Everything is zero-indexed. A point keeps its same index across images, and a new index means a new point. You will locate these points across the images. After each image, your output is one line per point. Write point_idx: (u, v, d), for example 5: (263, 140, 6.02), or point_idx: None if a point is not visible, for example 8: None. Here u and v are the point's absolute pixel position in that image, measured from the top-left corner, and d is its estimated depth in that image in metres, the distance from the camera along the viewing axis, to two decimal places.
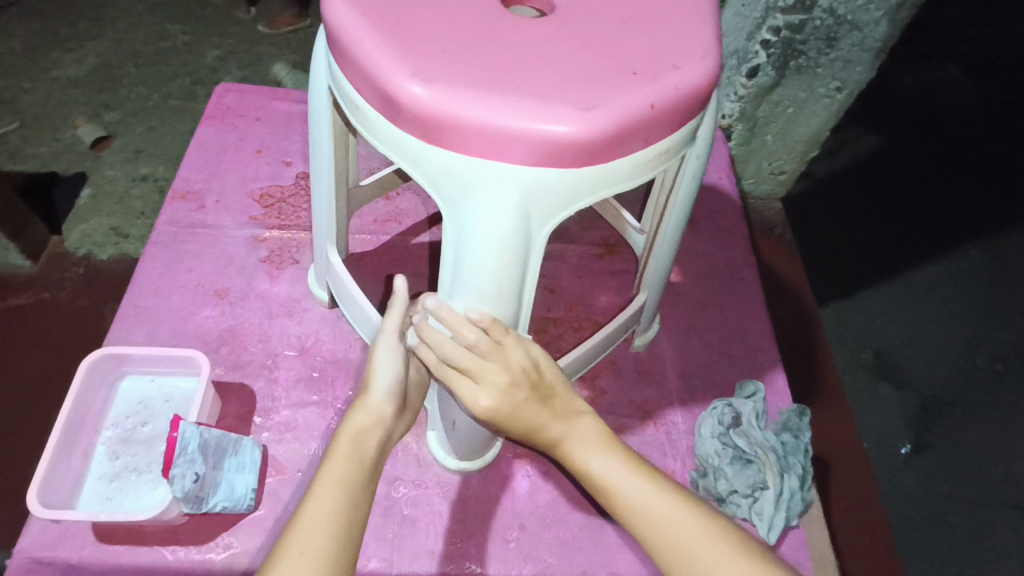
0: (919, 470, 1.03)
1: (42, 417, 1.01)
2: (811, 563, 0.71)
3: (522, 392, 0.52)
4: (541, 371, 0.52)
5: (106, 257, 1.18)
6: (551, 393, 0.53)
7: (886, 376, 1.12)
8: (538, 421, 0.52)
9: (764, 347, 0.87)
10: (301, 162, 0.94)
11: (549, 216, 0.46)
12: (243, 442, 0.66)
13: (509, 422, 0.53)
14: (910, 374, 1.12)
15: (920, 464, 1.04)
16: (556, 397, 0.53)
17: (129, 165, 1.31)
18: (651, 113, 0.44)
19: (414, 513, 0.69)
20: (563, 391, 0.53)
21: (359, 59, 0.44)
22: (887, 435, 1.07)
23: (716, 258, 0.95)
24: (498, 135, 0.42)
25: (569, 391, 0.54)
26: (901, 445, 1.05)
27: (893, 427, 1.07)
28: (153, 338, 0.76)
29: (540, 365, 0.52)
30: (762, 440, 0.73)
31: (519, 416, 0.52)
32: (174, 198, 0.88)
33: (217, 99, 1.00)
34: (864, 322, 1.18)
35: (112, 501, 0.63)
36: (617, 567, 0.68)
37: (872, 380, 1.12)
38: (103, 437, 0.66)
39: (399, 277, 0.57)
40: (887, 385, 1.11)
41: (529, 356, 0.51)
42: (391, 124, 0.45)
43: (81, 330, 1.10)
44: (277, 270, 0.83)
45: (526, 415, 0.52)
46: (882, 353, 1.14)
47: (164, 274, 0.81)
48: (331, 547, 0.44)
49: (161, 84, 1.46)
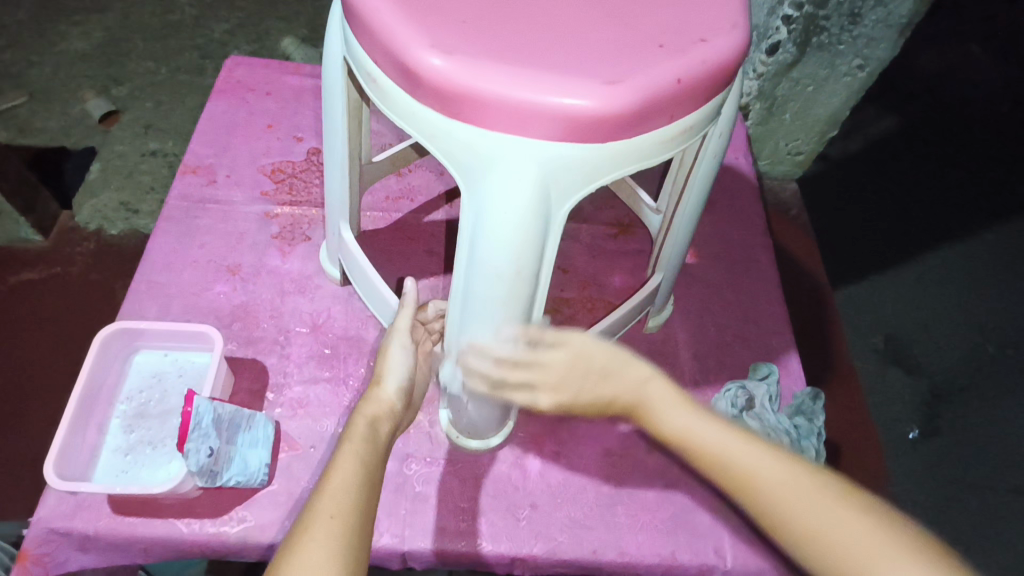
0: (926, 454, 1.03)
1: (54, 388, 1.02)
2: None
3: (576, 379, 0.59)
4: (588, 355, 0.58)
5: (116, 233, 1.18)
6: (608, 371, 0.58)
7: (896, 361, 1.11)
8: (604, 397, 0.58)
9: (779, 329, 0.86)
10: (312, 137, 0.93)
11: (569, 193, 0.44)
12: (256, 417, 0.66)
13: (577, 407, 0.59)
14: (921, 359, 1.11)
15: (927, 448, 1.04)
16: (614, 372, 0.58)
17: (139, 139, 1.30)
18: (677, 88, 0.42)
19: (427, 490, 0.69)
20: (618, 365, 0.58)
21: (377, 30, 0.43)
22: (896, 422, 1.06)
23: (731, 239, 0.94)
24: (518, 108, 0.40)
25: (626, 360, 0.58)
26: (908, 430, 1.05)
27: (901, 411, 1.07)
28: (165, 313, 0.75)
29: (585, 351, 0.58)
30: (774, 423, 0.73)
31: (584, 400, 0.59)
32: (185, 172, 0.87)
33: (227, 73, 0.99)
34: (876, 308, 1.16)
35: (128, 474, 0.63)
36: (628, 547, 0.68)
37: (883, 364, 1.11)
38: (117, 411, 0.66)
39: (410, 280, 0.61)
40: (897, 369, 1.10)
41: (573, 348, 0.58)
42: (409, 97, 0.44)
43: (93, 305, 1.11)
44: (288, 246, 0.82)
45: (588, 396, 0.59)
46: (892, 338, 1.13)
47: (175, 249, 0.80)
48: (356, 512, 0.46)
49: (170, 59, 1.44)
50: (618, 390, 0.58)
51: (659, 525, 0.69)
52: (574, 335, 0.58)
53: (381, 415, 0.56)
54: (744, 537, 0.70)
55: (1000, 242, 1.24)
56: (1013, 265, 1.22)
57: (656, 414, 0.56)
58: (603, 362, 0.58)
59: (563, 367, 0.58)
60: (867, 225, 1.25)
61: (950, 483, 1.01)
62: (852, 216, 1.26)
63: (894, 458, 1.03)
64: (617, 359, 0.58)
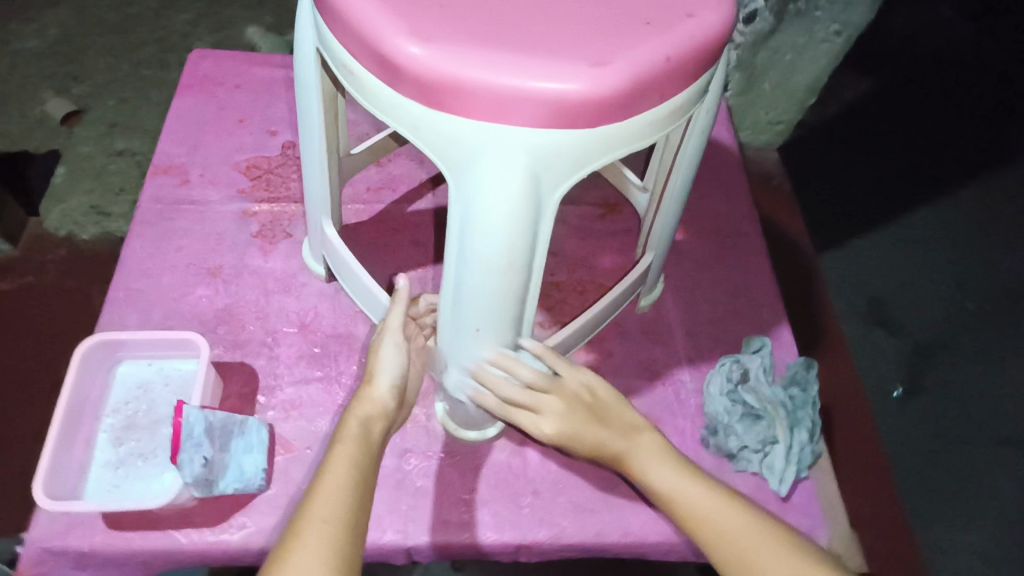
0: (915, 411, 1.05)
1: (36, 402, 1.00)
2: (822, 514, 0.72)
3: (582, 415, 0.56)
4: (596, 394, 0.57)
5: (88, 238, 1.15)
6: (612, 414, 0.56)
7: (881, 322, 1.13)
8: (601, 438, 0.55)
9: (770, 302, 0.86)
10: (287, 129, 0.90)
11: (559, 180, 0.43)
12: (249, 422, 0.64)
13: (575, 446, 0.56)
14: (903, 319, 1.13)
15: (915, 406, 1.05)
16: (614, 415, 0.56)
17: (105, 139, 1.26)
18: (667, 67, 0.40)
19: (427, 484, 0.68)
20: (621, 412, 0.57)
21: (352, 20, 0.41)
22: (878, 378, 1.08)
23: (718, 212, 0.93)
24: (503, 96, 0.39)
25: (626, 411, 0.57)
26: (894, 389, 1.07)
27: (888, 370, 1.09)
28: (147, 320, 0.73)
29: (595, 389, 0.56)
30: (770, 395, 0.74)
31: (583, 438, 0.55)
32: (156, 173, 0.84)
33: (192, 66, 0.95)
34: (860, 272, 1.17)
35: (120, 489, 0.61)
36: (631, 528, 0.68)
37: (867, 326, 1.12)
38: (105, 425, 0.64)
39: (401, 276, 0.59)
40: (882, 330, 1.12)
41: (584, 381, 0.56)
42: (388, 89, 0.42)
43: (70, 314, 1.07)
44: (270, 244, 0.80)
45: (589, 437, 0.56)
46: (874, 300, 1.14)
47: (152, 254, 0.78)
48: (350, 515, 0.46)
49: (130, 54, 1.39)
50: (614, 436, 0.55)
51: None
52: (590, 373, 0.57)
53: (373, 415, 0.55)
54: None
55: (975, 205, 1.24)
56: (988, 223, 1.24)
57: (637, 466, 0.55)
58: (611, 405, 0.56)
59: (571, 400, 0.56)
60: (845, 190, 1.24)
61: (936, 445, 1.02)
62: (832, 181, 1.25)
63: (883, 417, 1.04)
64: (620, 408, 0.57)
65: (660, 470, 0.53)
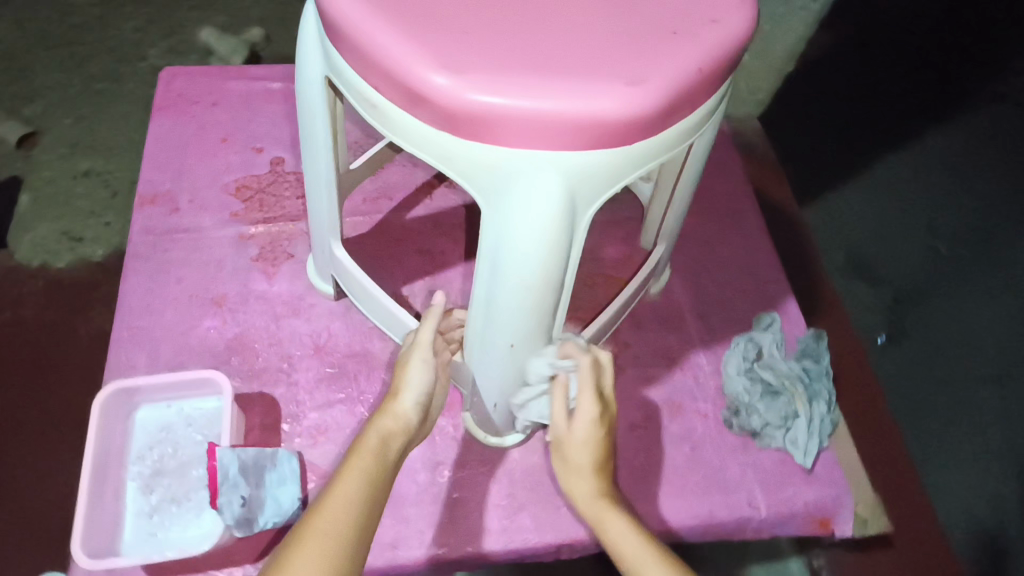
0: (899, 359, 0.91)
1: (30, 454, 0.89)
2: (846, 481, 0.74)
3: (601, 442, 0.56)
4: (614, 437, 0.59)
5: (64, 266, 1.04)
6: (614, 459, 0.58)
7: (861, 274, 0.98)
8: (595, 468, 0.56)
9: (775, 277, 0.87)
10: (273, 145, 0.87)
11: (593, 197, 0.42)
12: (280, 453, 0.63)
13: (573, 455, 0.56)
14: (887, 266, 0.95)
15: (899, 354, 0.91)
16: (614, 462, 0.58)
17: (67, 161, 1.16)
18: (699, 77, 0.40)
19: (463, 495, 0.69)
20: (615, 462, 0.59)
21: (375, 54, 0.39)
22: (861, 330, 0.96)
23: (716, 191, 0.94)
24: (538, 122, 0.38)
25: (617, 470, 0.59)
26: (876, 336, 0.94)
27: (873, 316, 0.95)
28: (157, 359, 0.72)
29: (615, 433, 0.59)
30: (787, 370, 0.75)
31: (587, 456, 0.56)
32: (143, 203, 0.81)
33: (165, 86, 0.91)
34: (843, 222, 1.01)
35: (157, 537, 0.60)
36: (666, 515, 0.71)
37: (844, 281, 0.99)
38: (131, 473, 0.63)
39: (439, 293, 0.59)
40: (862, 282, 0.97)
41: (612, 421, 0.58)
42: (417, 121, 0.41)
43: (53, 352, 0.96)
44: (272, 267, 0.78)
45: (591, 460, 0.56)
46: (856, 254, 0.99)
47: (152, 288, 0.75)
48: (353, 529, 0.47)
49: (81, 68, 1.29)
50: (600, 477, 0.56)
51: (693, 489, 0.72)
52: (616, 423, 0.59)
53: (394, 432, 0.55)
54: (773, 487, 0.73)
55: (1004, 98, 0.87)
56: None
57: (606, 522, 0.54)
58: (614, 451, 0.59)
59: (604, 427, 0.56)
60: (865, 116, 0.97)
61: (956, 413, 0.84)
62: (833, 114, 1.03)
63: (884, 370, 0.92)
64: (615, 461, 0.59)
65: (610, 532, 0.54)
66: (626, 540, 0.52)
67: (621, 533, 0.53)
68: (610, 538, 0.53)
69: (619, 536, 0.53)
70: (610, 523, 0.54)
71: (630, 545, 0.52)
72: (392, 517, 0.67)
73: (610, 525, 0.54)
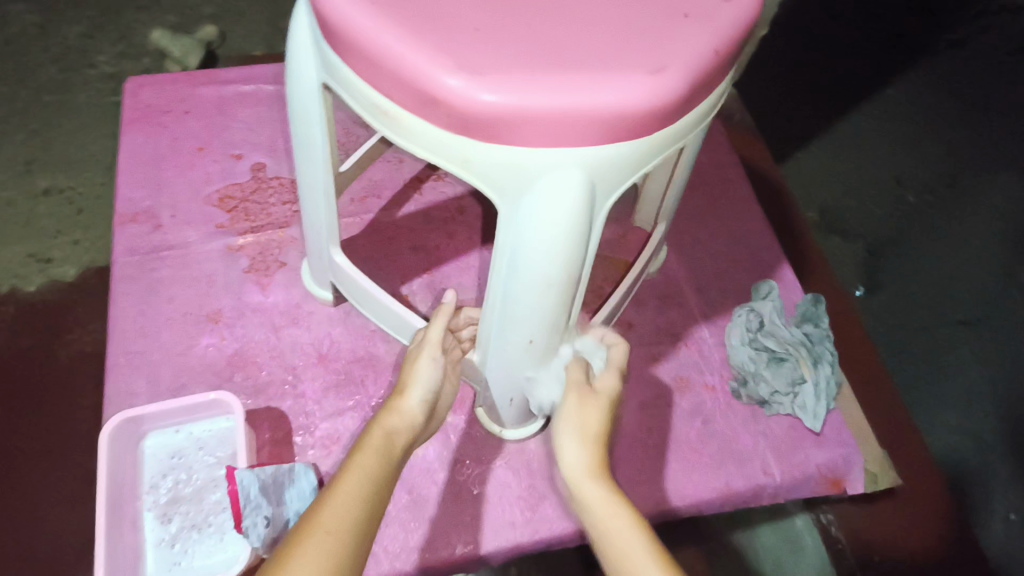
0: (876, 309, 0.95)
1: (21, 488, 0.85)
2: (853, 439, 0.76)
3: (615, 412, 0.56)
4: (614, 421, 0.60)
5: (35, 289, 0.99)
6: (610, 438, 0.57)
7: (832, 230, 1.00)
8: (601, 435, 0.54)
9: (768, 244, 0.88)
10: (251, 150, 0.85)
11: (613, 189, 0.42)
12: (296, 469, 0.63)
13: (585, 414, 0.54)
14: (855, 223, 1.00)
15: (876, 303, 0.95)
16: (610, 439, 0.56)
17: (24, 180, 1.10)
18: (716, 59, 0.39)
19: (485, 490, 0.69)
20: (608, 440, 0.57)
21: (386, 60, 0.38)
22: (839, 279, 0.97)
23: (703, 163, 0.93)
24: (561, 120, 0.37)
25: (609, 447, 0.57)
26: (854, 289, 0.96)
27: (847, 268, 0.98)
28: (158, 383, 0.69)
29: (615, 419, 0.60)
30: (789, 337, 0.77)
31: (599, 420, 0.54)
32: (123, 222, 0.78)
33: (132, 97, 0.87)
34: (820, 182, 1.03)
35: (182, 565, 0.60)
36: (685, 490, 0.72)
37: (819, 236, 1.00)
38: (147, 504, 0.62)
39: (450, 292, 0.60)
40: (835, 238, 1.00)
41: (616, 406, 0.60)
42: (433, 126, 0.40)
43: (31, 380, 0.92)
44: (266, 278, 0.76)
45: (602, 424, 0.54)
46: (827, 209, 1.01)
47: (144, 310, 0.73)
48: (357, 527, 0.45)
49: (26, 79, 1.21)
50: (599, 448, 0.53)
51: (709, 463, 0.73)
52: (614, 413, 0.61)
53: (399, 427, 0.53)
54: (786, 453, 0.74)
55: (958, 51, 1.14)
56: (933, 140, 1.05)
57: (596, 494, 0.50)
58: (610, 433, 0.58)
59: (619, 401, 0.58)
60: (860, 84, 1.10)
61: (931, 357, 0.91)
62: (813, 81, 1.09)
63: (872, 325, 0.93)
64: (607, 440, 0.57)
65: (601, 505, 0.50)
66: (612, 518, 0.49)
67: (610, 510, 0.49)
68: (597, 511, 0.50)
69: (605, 509, 0.49)
70: (598, 498, 0.50)
71: (616, 523, 0.48)
72: (416, 519, 0.67)
73: (599, 499, 0.50)
